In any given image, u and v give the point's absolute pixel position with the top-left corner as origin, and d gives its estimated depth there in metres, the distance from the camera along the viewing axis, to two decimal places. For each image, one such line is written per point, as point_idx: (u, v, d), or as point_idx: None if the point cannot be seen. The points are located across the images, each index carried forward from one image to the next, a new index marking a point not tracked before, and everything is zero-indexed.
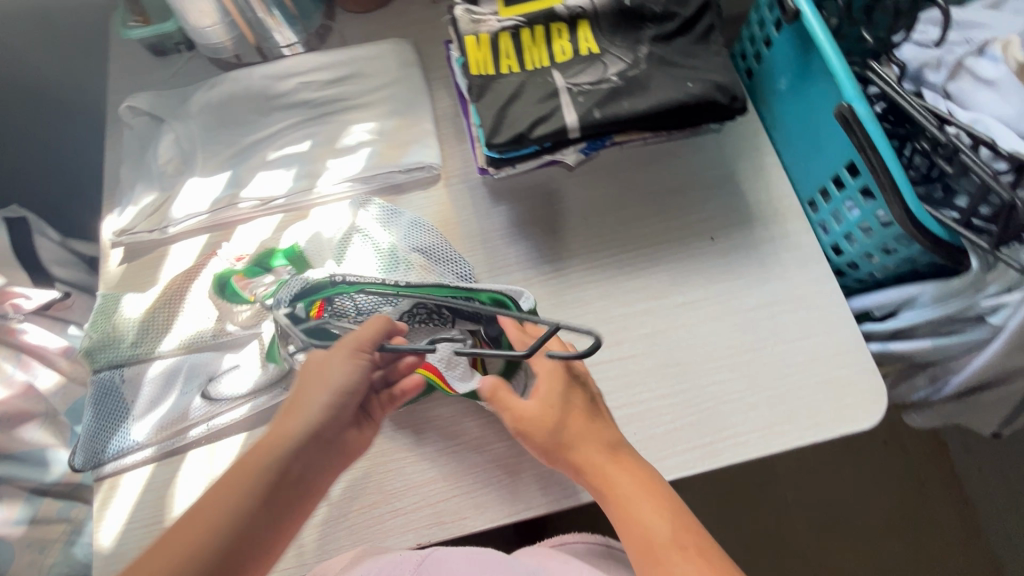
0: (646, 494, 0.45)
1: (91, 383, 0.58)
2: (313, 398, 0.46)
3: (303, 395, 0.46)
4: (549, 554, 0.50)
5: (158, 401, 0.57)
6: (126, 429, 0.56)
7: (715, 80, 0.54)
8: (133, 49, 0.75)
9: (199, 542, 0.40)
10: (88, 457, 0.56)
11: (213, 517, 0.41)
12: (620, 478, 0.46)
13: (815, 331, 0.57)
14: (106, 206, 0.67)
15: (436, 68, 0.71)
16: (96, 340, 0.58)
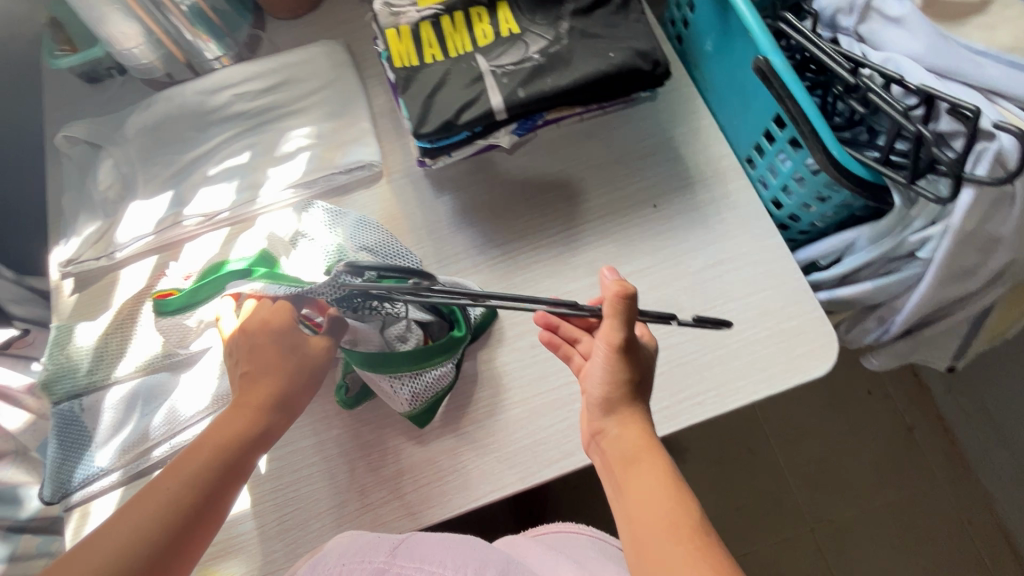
0: (669, 498, 0.40)
1: (52, 416, 0.58)
2: (257, 393, 0.49)
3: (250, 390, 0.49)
4: (529, 545, 0.52)
5: (120, 426, 0.57)
6: (90, 457, 0.56)
7: (635, 47, 0.55)
8: (65, 79, 0.75)
9: (142, 536, 0.42)
10: (54, 489, 0.56)
11: (149, 508, 0.43)
12: (640, 475, 0.41)
13: (762, 286, 0.57)
14: (52, 238, 0.67)
15: (370, 66, 0.71)
16: (50, 372, 0.58)
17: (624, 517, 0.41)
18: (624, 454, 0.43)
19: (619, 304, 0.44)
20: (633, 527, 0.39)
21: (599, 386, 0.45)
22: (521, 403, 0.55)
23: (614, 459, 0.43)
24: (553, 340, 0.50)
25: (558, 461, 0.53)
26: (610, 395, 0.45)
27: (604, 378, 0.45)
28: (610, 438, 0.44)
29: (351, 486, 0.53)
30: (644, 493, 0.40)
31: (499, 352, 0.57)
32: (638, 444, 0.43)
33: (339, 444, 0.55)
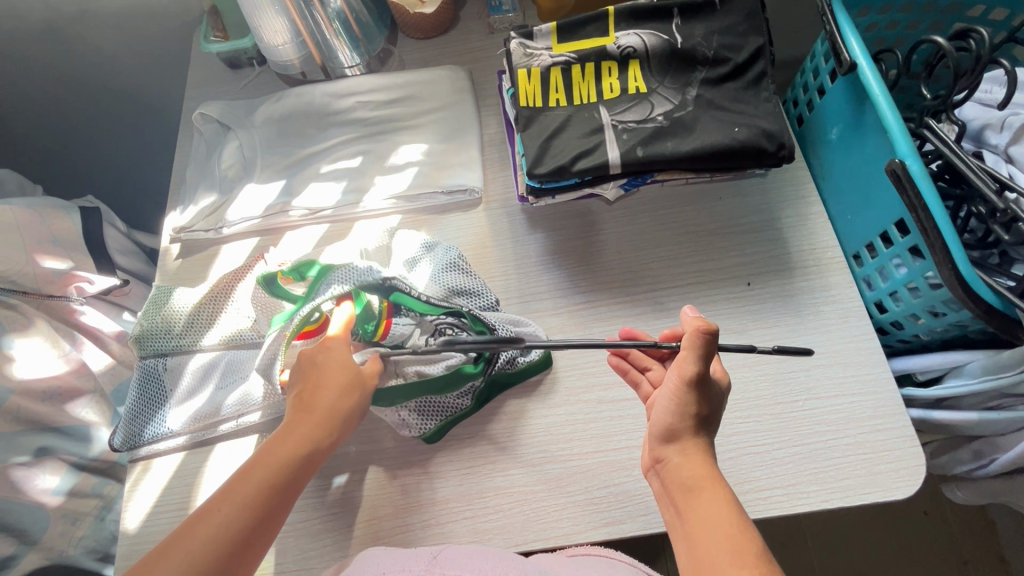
0: (732, 527, 0.39)
1: (137, 369, 0.62)
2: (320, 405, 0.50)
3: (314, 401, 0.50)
4: (561, 561, 0.49)
5: (194, 392, 0.60)
6: (162, 416, 0.59)
7: (762, 127, 0.54)
8: (211, 61, 0.81)
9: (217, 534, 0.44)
10: (126, 438, 0.59)
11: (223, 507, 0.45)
12: (699, 504, 0.41)
13: (851, 390, 0.54)
14: (170, 204, 0.72)
15: (488, 96, 0.74)
16: (146, 329, 0.62)
17: (685, 545, 0.40)
18: (682, 480, 0.42)
19: (697, 340, 0.42)
20: (696, 555, 0.39)
21: (665, 415, 0.44)
22: (578, 457, 0.54)
23: (671, 488, 0.43)
24: (622, 364, 0.53)
25: (607, 525, 0.51)
26: (675, 425, 0.43)
27: (670, 408, 0.43)
28: (666, 466, 0.44)
29: (396, 503, 0.54)
30: (701, 517, 0.40)
31: (565, 400, 0.57)
32: (692, 471, 0.42)
33: (392, 457, 0.56)
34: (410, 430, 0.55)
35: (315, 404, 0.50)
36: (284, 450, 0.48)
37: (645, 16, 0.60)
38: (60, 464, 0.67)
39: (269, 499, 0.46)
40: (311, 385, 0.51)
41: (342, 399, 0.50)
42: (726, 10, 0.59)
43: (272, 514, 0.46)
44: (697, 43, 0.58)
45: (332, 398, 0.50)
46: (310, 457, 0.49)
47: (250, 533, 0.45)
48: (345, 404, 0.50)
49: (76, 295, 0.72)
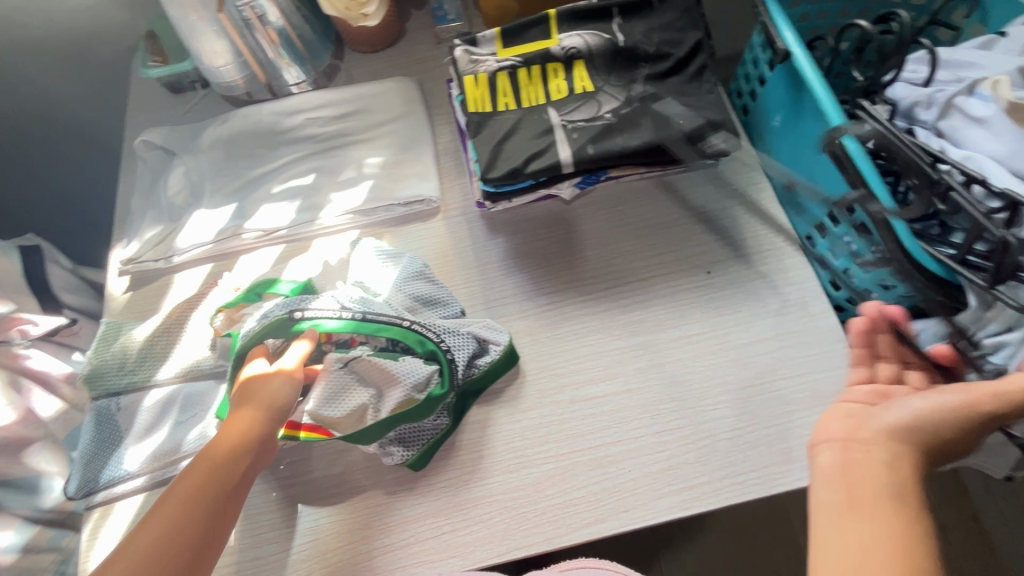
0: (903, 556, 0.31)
1: (89, 411, 0.59)
2: (255, 407, 0.49)
3: (249, 407, 0.49)
4: None
5: (152, 429, 0.58)
6: (120, 457, 0.56)
7: (707, 117, 0.55)
8: (153, 87, 0.79)
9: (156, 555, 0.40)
10: (82, 484, 0.55)
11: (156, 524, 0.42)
12: (861, 522, 0.33)
13: (815, 368, 0.56)
14: (116, 236, 0.70)
15: (440, 105, 0.74)
16: (95, 367, 0.59)
17: (829, 561, 0.32)
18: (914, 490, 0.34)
19: None
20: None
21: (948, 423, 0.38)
22: (554, 459, 0.53)
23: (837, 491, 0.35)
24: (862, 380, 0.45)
25: (589, 525, 0.51)
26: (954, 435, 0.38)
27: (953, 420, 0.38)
28: (855, 455, 0.37)
29: (373, 523, 0.52)
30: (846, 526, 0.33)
31: (537, 402, 0.56)
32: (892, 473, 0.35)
33: (366, 477, 0.54)
34: (394, 460, 0.53)
35: (233, 425, 0.48)
36: (220, 451, 0.46)
37: (586, 17, 0.61)
38: (11, 518, 0.63)
39: (195, 526, 0.43)
40: (231, 412, 0.49)
41: (277, 398, 0.50)
42: (664, 8, 0.61)
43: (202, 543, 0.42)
44: (638, 40, 0.59)
45: (263, 400, 0.50)
46: (236, 477, 0.46)
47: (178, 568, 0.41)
48: (281, 402, 0.50)
49: (19, 338, 0.68)
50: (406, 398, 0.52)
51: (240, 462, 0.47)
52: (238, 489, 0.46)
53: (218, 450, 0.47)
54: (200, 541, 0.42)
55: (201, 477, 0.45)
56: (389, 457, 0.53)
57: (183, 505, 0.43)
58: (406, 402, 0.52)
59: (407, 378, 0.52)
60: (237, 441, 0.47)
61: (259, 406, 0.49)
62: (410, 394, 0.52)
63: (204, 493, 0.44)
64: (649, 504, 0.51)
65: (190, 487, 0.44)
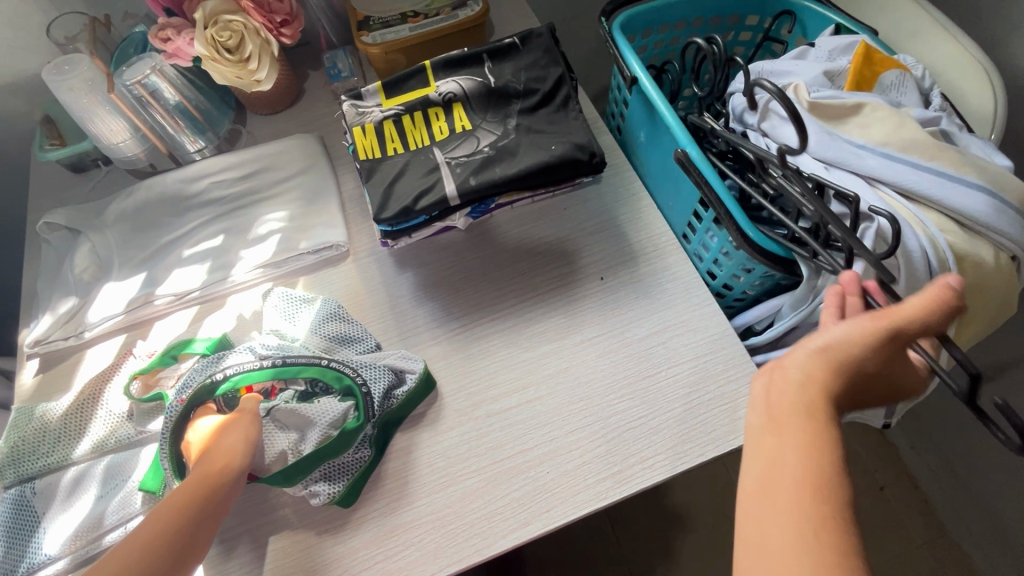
0: (793, 470, 0.34)
1: (1, 502, 0.57)
2: (229, 441, 0.51)
3: (222, 442, 0.50)
4: None
5: (70, 509, 0.57)
6: (37, 544, 0.55)
7: (575, 141, 0.62)
8: (53, 169, 0.80)
9: None
10: None
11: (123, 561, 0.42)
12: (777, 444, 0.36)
13: (703, 352, 0.61)
14: (23, 320, 0.69)
15: (342, 156, 0.78)
16: (7, 454, 0.58)
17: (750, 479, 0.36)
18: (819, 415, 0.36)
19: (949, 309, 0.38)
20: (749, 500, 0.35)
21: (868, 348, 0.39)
22: (477, 473, 0.56)
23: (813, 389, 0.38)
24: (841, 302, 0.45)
25: (515, 531, 0.53)
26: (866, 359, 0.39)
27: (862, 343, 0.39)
28: (777, 377, 0.40)
29: (306, 566, 0.53)
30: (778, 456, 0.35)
31: (457, 421, 0.59)
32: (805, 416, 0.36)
33: (295, 521, 0.55)
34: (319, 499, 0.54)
35: (205, 465, 0.49)
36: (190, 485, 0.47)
37: (459, 64, 0.67)
38: None
39: (162, 562, 0.43)
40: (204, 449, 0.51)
41: (248, 433, 0.52)
42: (527, 50, 0.68)
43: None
44: (508, 80, 0.66)
45: (234, 435, 0.51)
46: (201, 519, 0.46)
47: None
48: (251, 437, 0.52)
49: None
50: (324, 435, 0.54)
51: (207, 503, 0.47)
52: (203, 530, 0.46)
53: (189, 490, 0.47)
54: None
55: (167, 518, 0.45)
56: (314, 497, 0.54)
57: (146, 546, 0.43)
58: (324, 438, 0.54)
59: (322, 418, 0.54)
60: (206, 480, 0.48)
61: (227, 448, 0.50)
62: (327, 432, 0.54)
63: (168, 534, 0.44)
64: (568, 499, 0.54)
65: (157, 527, 0.44)
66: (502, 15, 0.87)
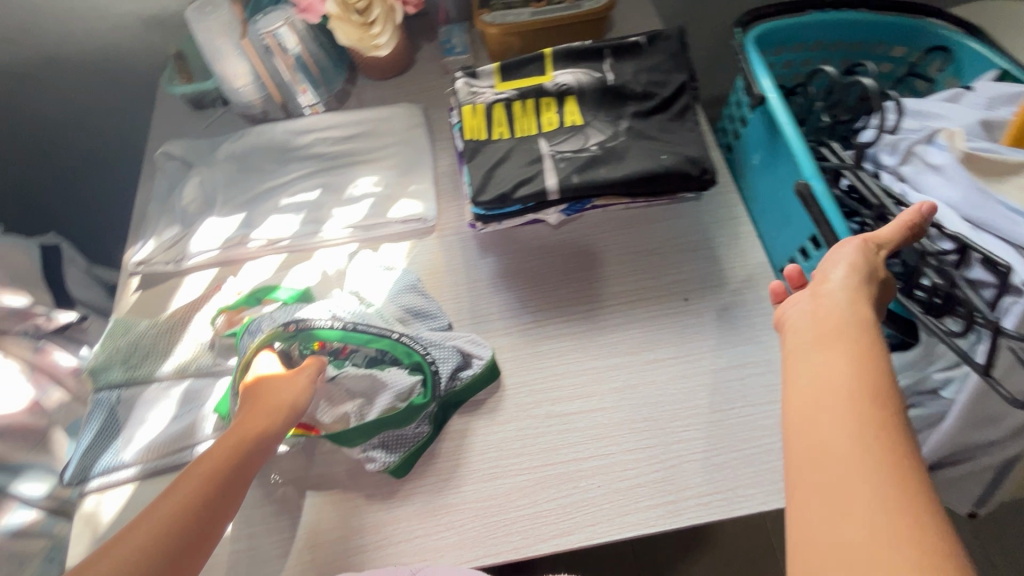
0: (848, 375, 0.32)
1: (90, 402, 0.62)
2: (267, 409, 0.51)
3: (260, 408, 0.51)
4: None
5: (146, 422, 0.60)
6: (115, 448, 0.59)
7: (687, 154, 0.59)
8: (177, 103, 0.85)
9: (147, 541, 0.42)
10: (77, 472, 0.59)
11: (155, 514, 0.43)
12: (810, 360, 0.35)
13: (782, 396, 0.58)
14: (131, 239, 0.74)
15: (442, 131, 0.78)
16: (102, 360, 0.63)
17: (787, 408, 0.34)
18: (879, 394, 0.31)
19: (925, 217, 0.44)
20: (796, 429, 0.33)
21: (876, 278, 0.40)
22: (527, 472, 0.56)
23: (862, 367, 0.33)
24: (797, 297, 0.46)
25: (556, 537, 0.52)
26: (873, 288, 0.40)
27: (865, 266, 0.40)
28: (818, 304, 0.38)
29: (350, 524, 0.54)
30: (826, 423, 0.31)
31: (514, 415, 0.59)
32: (842, 364, 0.33)
33: (346, 479, 0.57)
34: (376, 464, 0.55)
35: (242, 429, 0.50)
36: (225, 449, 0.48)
37: (579, 57, 0.65)
38: (8, 502, 0.65)
39: (189, 522, 0.44)
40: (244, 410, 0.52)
41: (287, 403, 0.52)
42: (651, 52, 0.65)
43: (196, 533, 0.44)
44: (627, 80, 0.63)
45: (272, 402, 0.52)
46: (238, 473, 0.48)
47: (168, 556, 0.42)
48: (289, 408, 0.52)
49: (34, 332, 0.73)
50: (389, 405, 0.55)
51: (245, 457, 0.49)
52: (241, 483, 0.48)
53: (229, 444, 0.49)
54: (191, 533, 0.44)
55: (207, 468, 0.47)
56: (371, 461, 0.55)
57: (185, 494, 0.45)
58: (389, 407, 0.55)
59: (391, 388, 0.55)
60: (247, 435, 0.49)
61: (268, 414, 0.51)
62: (393, 402, 0.55)
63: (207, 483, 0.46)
64: (614, 518, 0.53)
65: (197, 475, 0.46)
66: (624, 13, 0.84)
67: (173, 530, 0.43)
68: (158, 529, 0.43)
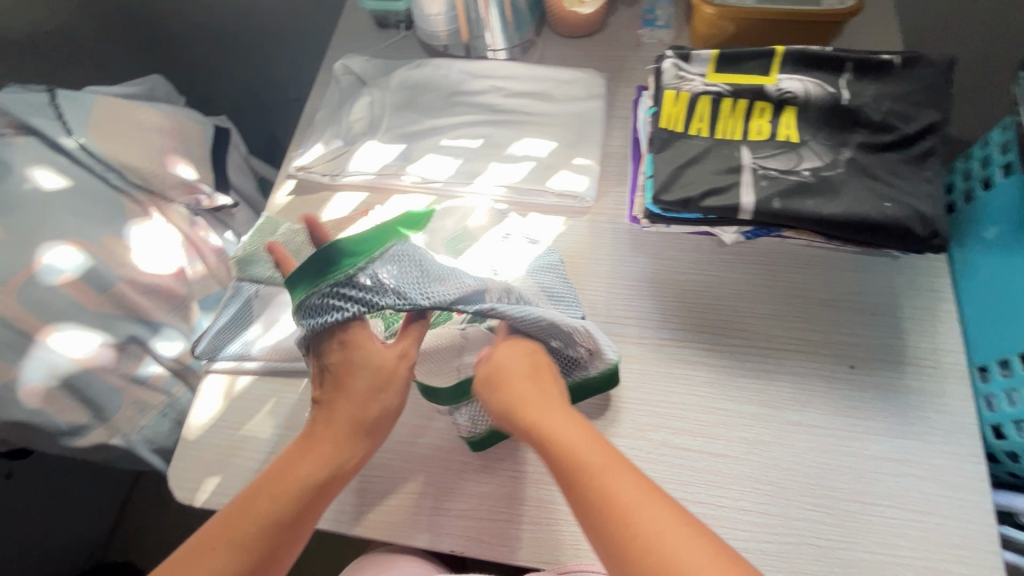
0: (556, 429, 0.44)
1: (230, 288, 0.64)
2: (349, 410, 0.47)
3: (342, 409, 0.47)
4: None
5: (278, 323, 0.63)
6: (245, 338, 0.62)
7: (918, 208, 0.50)
8: (363, 17, 0.85)
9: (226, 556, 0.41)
10: (208, 349, 0.61)
11: (233, 524, 0.42)
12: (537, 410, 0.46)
13: (941, 511, 0.49)
14: (295, 142, 0.76)
15: (620, 107, 0.72)
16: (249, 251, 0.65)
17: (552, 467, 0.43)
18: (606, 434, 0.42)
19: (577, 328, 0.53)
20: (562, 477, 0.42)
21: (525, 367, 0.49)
22: None
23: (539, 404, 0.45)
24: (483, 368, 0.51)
25: None
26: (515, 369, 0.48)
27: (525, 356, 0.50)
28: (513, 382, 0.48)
29: (438, 484, 0.54)
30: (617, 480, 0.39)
31: (628, 432, 0.55)
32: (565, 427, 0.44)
33: (444, 439, 0.56)
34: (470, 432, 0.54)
35: (327, 431, 0.46)
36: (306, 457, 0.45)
37: (814, 63, 0.57)
38: (142, 355, 0.71)
39: (266, 536, 0.42)
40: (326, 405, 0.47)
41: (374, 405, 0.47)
42: (905, 76, 0.55)
43: (280, 544, 0.43)
44: (865, 104, 0.54)
45: (360, 403, 0.47)
46: (330, 477, 0.45)
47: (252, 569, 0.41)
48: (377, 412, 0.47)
49: (194, 206, 0.77)
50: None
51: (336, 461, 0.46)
52: (328, 492, 0.45)
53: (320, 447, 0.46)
54: (275, 545, 0.42)
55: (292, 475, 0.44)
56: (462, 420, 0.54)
57: (271, 501, 0.43)
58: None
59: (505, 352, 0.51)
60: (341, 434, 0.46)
61: (353, 415, 0.47)
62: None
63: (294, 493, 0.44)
64: None
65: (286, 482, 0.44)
66: (865, 19, 0.72)
67: (256, 539, 0.42)
68: (242, 542, 0.41)
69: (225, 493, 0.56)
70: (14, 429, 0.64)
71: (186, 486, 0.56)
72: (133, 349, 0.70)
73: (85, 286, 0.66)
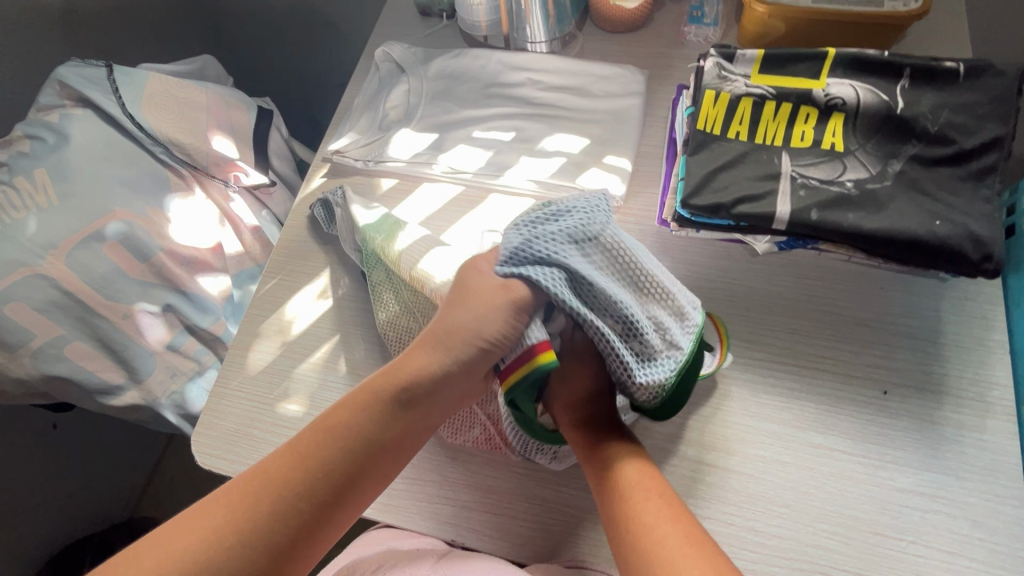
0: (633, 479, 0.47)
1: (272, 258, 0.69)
2: (415, 377, 0.45)
3: (411, 370, 0.45)
4: None
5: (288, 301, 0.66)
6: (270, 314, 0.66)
7: (971, 229, 0.47)
8: (407, 4, 0.85)
9: (254, 521, 0.40)
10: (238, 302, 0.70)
11: (273, 483, 0.42)
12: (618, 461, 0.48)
13: (974, 555, 0.46)
14: (333, 127, 0.77)
15: (659, 106, 0.70)
16: (296, 242, 0.69)
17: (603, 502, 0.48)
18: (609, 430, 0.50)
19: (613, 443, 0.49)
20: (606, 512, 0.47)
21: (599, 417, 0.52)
22: None
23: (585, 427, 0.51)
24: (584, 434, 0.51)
25: None
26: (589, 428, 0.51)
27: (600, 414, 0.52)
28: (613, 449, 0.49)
29: (444, 473, 0.54)
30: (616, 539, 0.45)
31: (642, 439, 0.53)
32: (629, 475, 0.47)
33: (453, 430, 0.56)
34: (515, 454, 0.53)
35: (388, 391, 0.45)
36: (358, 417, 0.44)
37: (869, 68, 0.53)
38: (176, 322, 0.73)
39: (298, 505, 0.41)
40: (399, 363, 0.46)
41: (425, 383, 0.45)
42: (969, 86, 0.51)
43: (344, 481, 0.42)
44: (921, 113, 0.51)
45: (419, 373, 0.45)
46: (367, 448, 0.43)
47: (296, 516, 0.41)
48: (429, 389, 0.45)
49: (232, 183, 0.79)
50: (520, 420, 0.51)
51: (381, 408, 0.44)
52: (400, 422, 0.44)
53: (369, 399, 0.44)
54: (303, 527, 0.41)
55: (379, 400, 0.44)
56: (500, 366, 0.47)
57: (314, 464, 0.42)
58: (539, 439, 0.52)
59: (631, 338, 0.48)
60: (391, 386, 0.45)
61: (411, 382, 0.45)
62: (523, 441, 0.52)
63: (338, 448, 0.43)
64: None
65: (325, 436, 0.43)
66: (932, 25, 0.68)
67: (283, 511, 0.41)
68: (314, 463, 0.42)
69: (241, 462, 0.58)
70: (55, 383, 0.68)
71: (204, 451, 0.59)
72: (169, 316, 0.73)
73: (127, 255, 0.70)
